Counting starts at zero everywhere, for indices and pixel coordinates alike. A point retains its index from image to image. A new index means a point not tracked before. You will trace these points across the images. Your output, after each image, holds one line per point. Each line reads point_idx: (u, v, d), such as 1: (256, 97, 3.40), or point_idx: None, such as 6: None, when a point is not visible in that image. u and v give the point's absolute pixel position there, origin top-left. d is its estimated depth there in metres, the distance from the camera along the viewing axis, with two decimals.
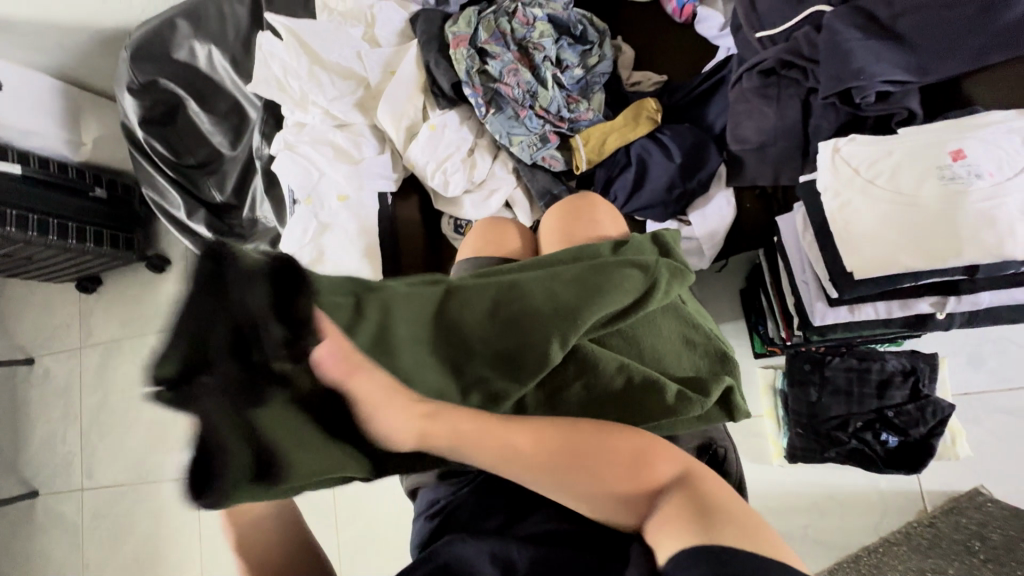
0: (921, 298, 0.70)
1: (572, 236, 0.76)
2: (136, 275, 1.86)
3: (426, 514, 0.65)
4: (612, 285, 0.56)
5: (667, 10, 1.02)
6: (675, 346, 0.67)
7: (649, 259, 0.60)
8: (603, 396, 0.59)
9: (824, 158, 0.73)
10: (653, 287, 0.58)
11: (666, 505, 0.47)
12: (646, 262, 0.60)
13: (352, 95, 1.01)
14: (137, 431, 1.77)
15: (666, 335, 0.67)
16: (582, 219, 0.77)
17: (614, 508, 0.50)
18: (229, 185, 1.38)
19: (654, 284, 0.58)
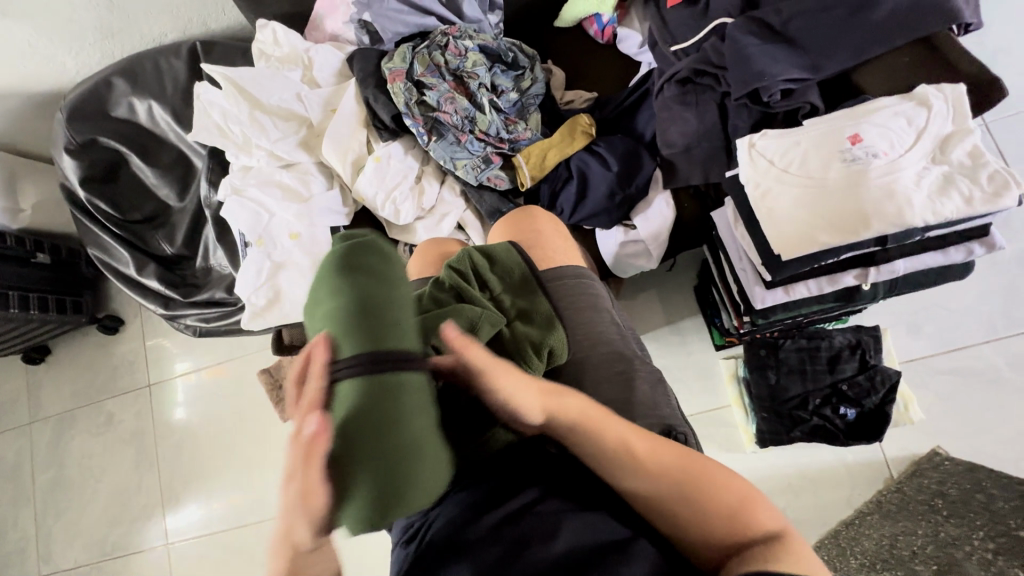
0: (846, 272, 0.76)
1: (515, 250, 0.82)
2: (87, 339, 1.78)
3: (402, 542, 0.60)
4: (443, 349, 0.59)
5: (590, 32, 1.10)
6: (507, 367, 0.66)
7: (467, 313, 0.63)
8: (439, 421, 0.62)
9: (742, 153, 0.79)
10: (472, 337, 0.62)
11: (759, 552, 0.48)
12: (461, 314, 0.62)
13: (295, 135, 1.03)
14: (98, 505, 1.67)
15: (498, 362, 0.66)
16: (527, 232, 0.83)
17: (697, 531, 0.52)
18: (179, 237, 1.36)
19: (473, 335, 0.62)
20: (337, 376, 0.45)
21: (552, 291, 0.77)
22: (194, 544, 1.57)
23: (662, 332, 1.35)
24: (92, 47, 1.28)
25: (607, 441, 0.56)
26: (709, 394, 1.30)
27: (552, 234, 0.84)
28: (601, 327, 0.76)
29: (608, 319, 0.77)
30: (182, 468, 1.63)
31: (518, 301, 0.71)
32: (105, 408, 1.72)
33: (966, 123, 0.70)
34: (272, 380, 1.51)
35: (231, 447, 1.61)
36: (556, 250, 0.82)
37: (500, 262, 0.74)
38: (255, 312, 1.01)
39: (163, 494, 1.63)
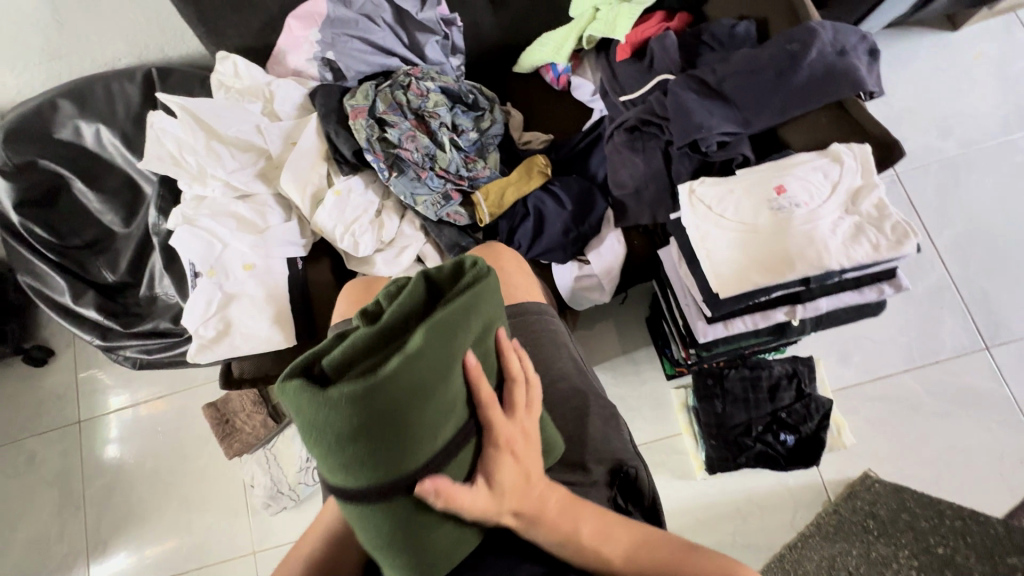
0: (776, 308, 0.83)
1: None
2: (9, 371, 1.64)
3: None
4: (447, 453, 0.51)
5: (547, 79, 1.17)
6: None
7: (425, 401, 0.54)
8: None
9: (684, 198, 0.86)
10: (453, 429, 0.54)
11: None
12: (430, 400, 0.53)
13: (253, 166, 1.02)
14: (11, 557, 1.51)
15: None
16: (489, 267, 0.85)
17: None
18: (122, 264, 1.30)
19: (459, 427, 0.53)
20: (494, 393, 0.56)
21: (514, 326, 0.78)
22: None
23: (616, 362, 1.40)
24: (38, 68, 1.24)
25: (564, 520, 0.59)
26: (661, 422, 1.34)
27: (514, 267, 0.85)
28: (562, 360, 0.76)
29: (568, 354, 0.77)
30: (114, 510, 1.51)
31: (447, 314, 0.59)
32: (26, 447, 1.58)
33: (872, 179, 0.79)
34: (219, 415, 1.45)
35: (168, 488, 1.50)
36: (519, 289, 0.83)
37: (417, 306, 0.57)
38: (202, 345, 0.98)
39: (89, 540, 1.50)
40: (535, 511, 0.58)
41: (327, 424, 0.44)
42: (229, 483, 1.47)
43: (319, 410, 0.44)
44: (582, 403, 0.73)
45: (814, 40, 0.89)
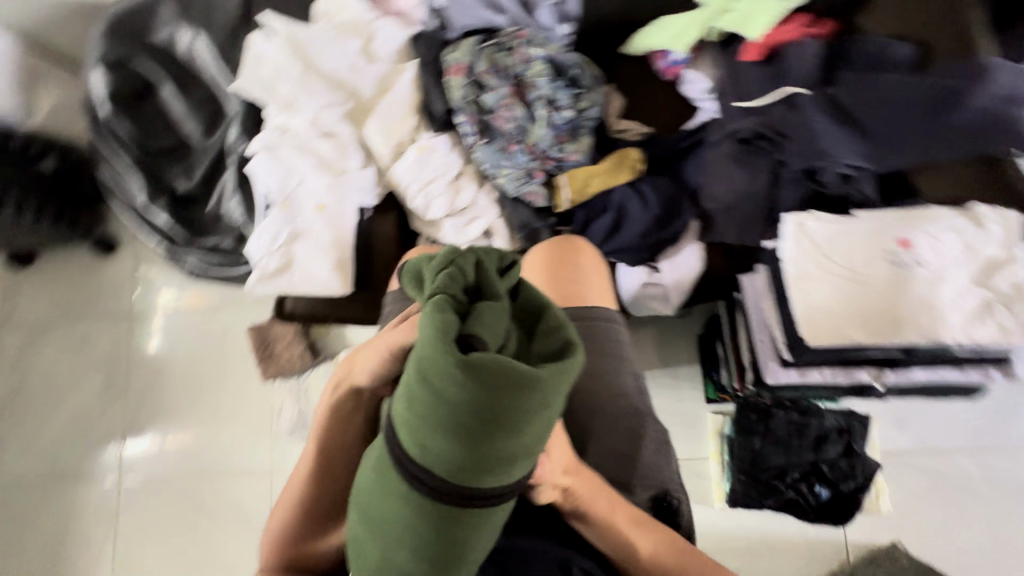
0: (863, 368, 0.76)
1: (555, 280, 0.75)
2: (77, 253, 1.72)
3: None
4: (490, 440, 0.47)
5: (657, 67, 1.09)
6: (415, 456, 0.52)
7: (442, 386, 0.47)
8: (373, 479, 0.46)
9: (787, 231, 0.78)
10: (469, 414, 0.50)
11: None
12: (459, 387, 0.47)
13: (342, 105, 0.99)
14: (55, 424, 1.63)
15: None
16: (567, 263, 0.76)
17: None
18: (197, 174, 1.31)
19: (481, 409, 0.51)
20: None
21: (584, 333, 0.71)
22: (145, 484, 1.54)
23: (657, 373, 1.35)
24: None
25: (602, 500, 0.59)
26: (690, 444, 1.30)
27: (596, 270, 0.77)
28: (622, 379, 0.70)
29: (630, 372, 0.71)
30: (150, 403, 1.59)
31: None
32: (81, 327, 1.68)
33: (1013, 252, 0.70)
34: (260, 338, 1.50)
35: (202, 396, 1.57)
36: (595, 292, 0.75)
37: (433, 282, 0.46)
38: (263, 275, 0.99)
39: (124, 424, 1.59)
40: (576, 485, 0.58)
41: (479, 442, 0.37)
42: (257, 405, 1.52)
43: (469, 423, 0.36)
44: (639, 422, 0.68)
45: (981, 83, 0.81)
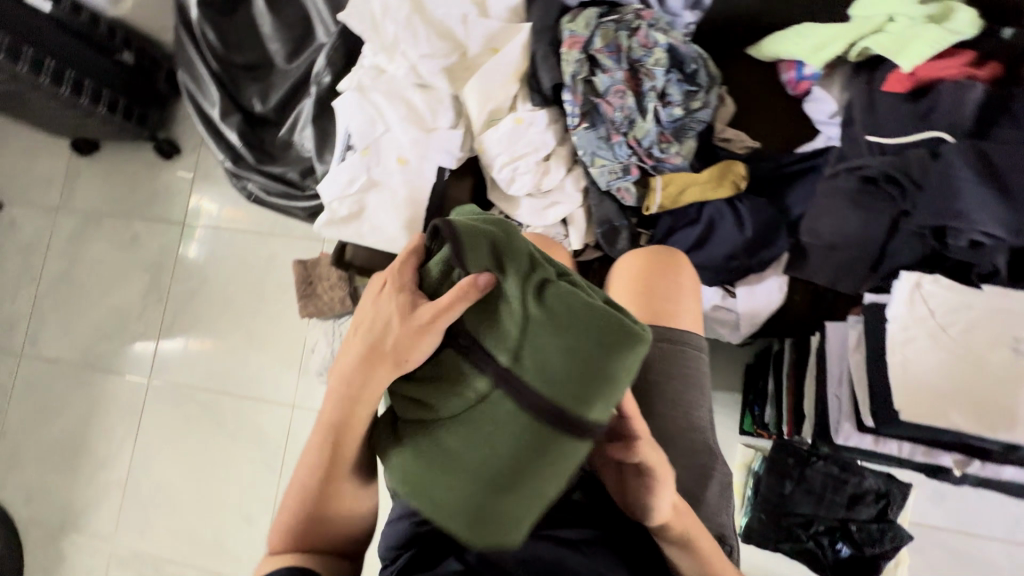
0: (946, 452, 0.72)
1: (652, 287, 0.73)
2: (139, 152, 1.72)
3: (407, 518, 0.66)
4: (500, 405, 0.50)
5: (783, 78, 1.00)
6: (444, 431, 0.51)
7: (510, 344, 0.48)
8: (479, 441, 0.47)
9: (903, 289, 0.73)
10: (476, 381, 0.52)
11: None
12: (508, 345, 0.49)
13: (443, 58, 0.94)
14: (96, 314, 1.67)
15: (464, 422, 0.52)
16: (667, 275, 0.74)
17: None
18: (273, 98, 1.28)
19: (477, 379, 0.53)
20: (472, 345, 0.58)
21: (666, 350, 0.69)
22: (172, 389, 1.59)
23: None
24: None
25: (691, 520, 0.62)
26: None
27: (692, 289, 0.74)
28: (697, 415, 0.68)
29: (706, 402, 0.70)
30: (188, 313, 1.62)
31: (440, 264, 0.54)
32: (133, 226, 1.69)
33: None
34: (305, 274, 1.48)
35: (238, 317, 1.58)
36: (688, 313, 0.72)
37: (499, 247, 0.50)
38: (331, 219, 0.96)
39: (161, 329, 1.63)
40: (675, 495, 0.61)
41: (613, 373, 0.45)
42: (291, 337, 1.54)
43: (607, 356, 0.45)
44: (710, 462, 0.67)
45: None
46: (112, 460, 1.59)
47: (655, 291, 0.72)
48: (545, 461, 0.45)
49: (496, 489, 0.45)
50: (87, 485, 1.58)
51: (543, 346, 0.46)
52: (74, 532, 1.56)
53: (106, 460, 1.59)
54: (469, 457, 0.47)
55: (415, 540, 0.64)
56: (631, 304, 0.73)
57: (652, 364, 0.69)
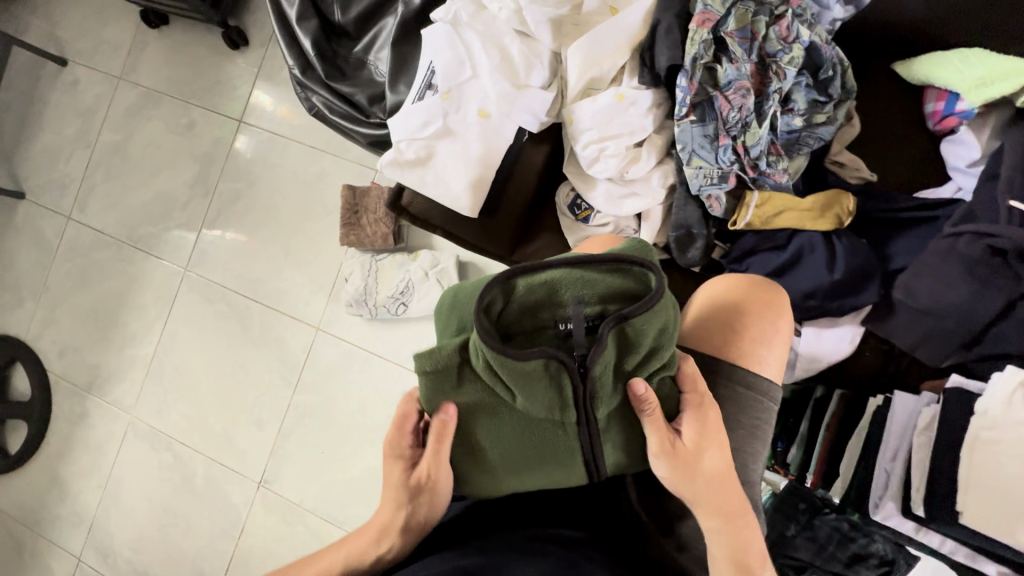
0: (991, 561, 0.72)
1: (745, 323, 0.71)
2: (207, 34, 1.65)
3: None
4: (556, 441, 0.59)
5: (927, 109, 0.88)
6: (503, 428, 0.59)
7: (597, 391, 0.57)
8: (541, 444, 0.59)
9: (1002, 388, 0.69)
10: (554, 409, 0.56)
11: None
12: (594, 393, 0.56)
13: (554, 8, 0.83)
14: (144, 193, 1.68)
15: (521, 431, 0.58)
16: (765, 318, 0.72)
17: None
18: (355, 9, 1.18)
19: (552, 406, 0.56)
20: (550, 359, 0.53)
21: (741, 399, 0.69)
22: (205, 284, 1.61)
23: None
24: None
25: (729, 502, 0.60)
26: None
27: (785, 340, 0.72)
28: (751, 469, 0.69)
29: (757, 456, 0.69)
30: (231, 214, 1.61)
31: (599, 279, 0.55)
32: (191, 113, 1.65)
33: None
34: (351, 202, 1.42)
35: (278, 228, 1.57)
36: (772, 363, 0.71)
37: (655, 322, 0.54)
38: (395, 161, 0.88)
39: (202, 223, 1.63)
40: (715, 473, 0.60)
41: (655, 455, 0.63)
42: (328, 261, 1.52)
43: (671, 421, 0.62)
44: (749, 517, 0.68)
45: None
46: (140, 337, 1.65)
47: (748, 332, 0.71)
48: (572, 473, 0.61)
49: (529, 467, 0.60)
50: (116, 355, 1.66)
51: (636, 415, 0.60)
52: (99, 395, 1.65)
53: (135, 336, 1.65)
54: (525, 446, 0.59)
55: None
56: (715, 337, 0.71)
57: (725, 406, 0.69)
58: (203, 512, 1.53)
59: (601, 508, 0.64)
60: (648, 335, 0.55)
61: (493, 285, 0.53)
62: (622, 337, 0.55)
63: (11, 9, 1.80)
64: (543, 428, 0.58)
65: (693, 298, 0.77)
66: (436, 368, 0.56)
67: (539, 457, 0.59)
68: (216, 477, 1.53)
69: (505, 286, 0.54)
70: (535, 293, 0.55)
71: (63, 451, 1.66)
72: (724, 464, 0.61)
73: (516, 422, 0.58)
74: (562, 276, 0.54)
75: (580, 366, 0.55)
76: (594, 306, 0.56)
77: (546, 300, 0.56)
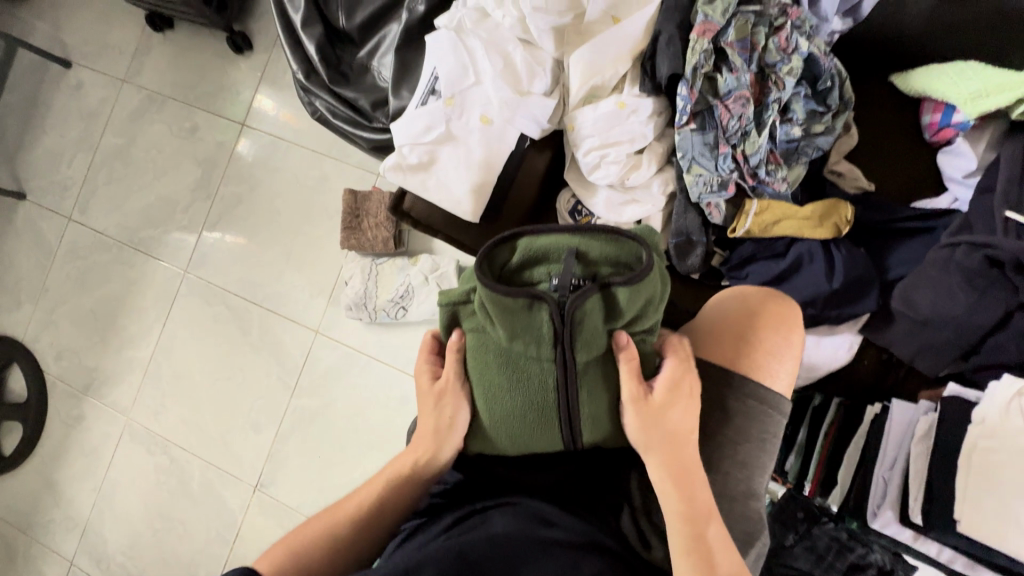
0: (989, 569, 0.72)
1: (756, 334, 0.72)
2: (211, 39, 1.67)
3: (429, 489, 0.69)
4: (542, 399, 0.59)
5: (924, 121, 0.89)
6: (493, 379, 0.60)
7: (584, 349, 0.58)
8: (521, 394, 0.59)
9: (999, 398, 0.69)
10: (541, 359, 0.58)
11: None
12: (580, 349, 0.57)
13: (557, 17, 0.84)
14: (146, 196, 1.68)
15: (509, 385, 0.59)
16: (778, 331, 0.73)
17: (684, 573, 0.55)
18: (359, 15, 1.19)
19: (540, 357, 0.58)
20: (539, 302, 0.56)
21: (749, 411, 0.70)
22: (205, 286, 1.61)
23: None
24: None
25: (691, 460, 0.60)
26: None
27: (796, 354, 0.73)
28: (757, 481, 0.70)
29: (764, 467, 0.71)
30: (232, 217, 1.61)
31: (595, 247, 0.59)
32: (194, 116, 1.66)
33: None
34: (353, 205, 1.43)
35: (279, 232, 1.57)
36: (782, 376, 0.72)
37: (642, 285, 0.57)
38: (398, 165, 0.89)
39: (203, 225, 1.63)
40: (682, 428, 0.61)
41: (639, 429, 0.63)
42: (328, 264, 1.52)
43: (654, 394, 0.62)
44: (753, 529, 0.68)
45: None
46: (139, 339, 1.64)
47: (760, 345, 0.72)
48: (551, 433, 0.60)
49: (515, 424, 0.60)
50: (113, 356, 1.65)
51: (611, 369, 0.61)
52: (95, 397, 1.65)
53: (133, 338, 1.65)
54: (506, 396, 0.60)
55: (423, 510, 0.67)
56: (727, 347, 0.73)
57: (734, 418, 0.70)
58: (198, 516, 1.51)
59: (603, 502, 0.64)
60: (634, 298, 0.57)
61: (499, 240, 0.59)
62: (609, 296, 0.58)
63: (16, 12, 1.81)
64: (529, 383, 0.59)
65: (704, 309, 0.78)
66: (449, 303, 0.63)
67: (526, 415, 0.60)
68: (213, 480, 1.52)
69: (513, 243, 0.60)
70: (533, 252, 0.59)
71: (58, 453, 1.65)
72: (691, 424, 0.62)
73: (506, 376, 0.60)
74: (563, 239, 0.59)
75: (559, 307, 0.56)
76: (587, 267, 0.59)
77: (545, 260, 0.59)
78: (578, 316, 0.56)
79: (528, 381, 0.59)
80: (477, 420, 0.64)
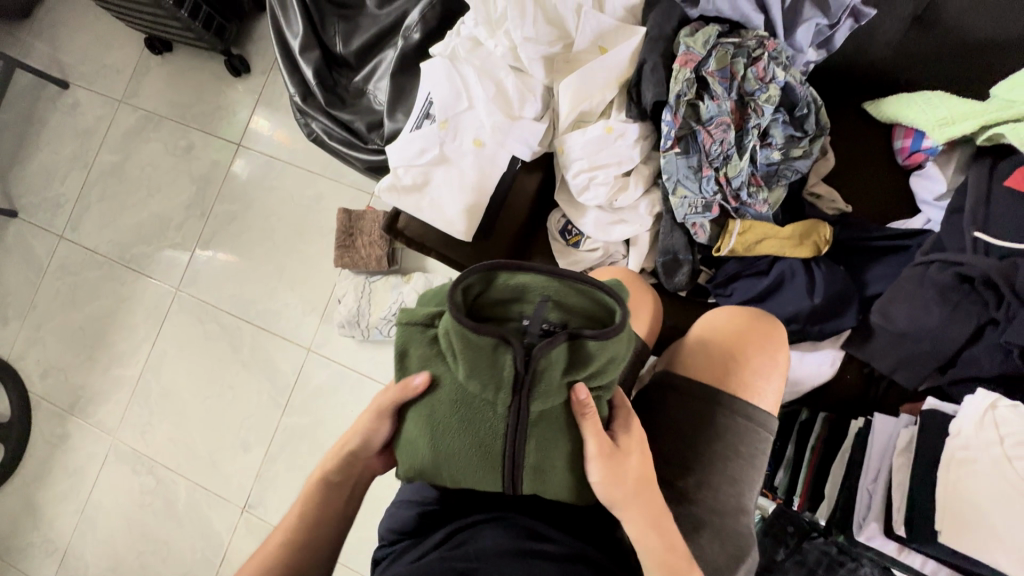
0: None
1: (745, 355, 0.75)
2: (209, 60, 1.70)
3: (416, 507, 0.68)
4: (489, 444, 0.55)
5: (896, 146, 0.93)
6: (445, 417, 0.56)
7: (539, 397, 0.55)
8: (470, 437, 0.55)
9: (974, 409, 0.73)
10: (494, 402, 0.55)
11: None
12: (535, 397, 0.55)
13: (547, 46, 0.88)
14: (139, 213, 1.69)
15: (459, 426, 0.56)
16: (764, 351, 0.76)
17: None
18: (356, 41, 1.23)
19: (491, 398, 0.55)
20: (503, 345, 0.53)
21: (739, 430, 0.72)
22: (197, 304, 1.61)
23: None
24: None
25: (656, 506, 0.61)
26: None
27: (782, 372, 0.76)
28: (747, 498, 0.71)
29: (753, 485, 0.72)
30: (226, 234, 1.62)
31: (572, 296, 0.57)
32: (190, 136, 1.69)
33: None
34: (347, 223, 1.45)
35: (272, 250, 1.58)
36: (769, 394, 0.75)
37: (609, 347, 0.55)
38: (393, 186, 0.91)
39: (196, 242, 1.64)
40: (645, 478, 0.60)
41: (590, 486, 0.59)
42: (322, 281, 1.53)
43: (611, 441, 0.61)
44: (745, 545, 0.70)
45: None
46: (128, 357, 1.63)
47: (748, 363, 0.75)
48: (491, 475, 0.56)
49: (457, 466, 0.56)
50: (101, 375, 1.63)
51: (569, 423, 0.57)
52: (81, 417, 1.62)
53: (122, 355, 1.63)
54: (453, 435, 0.56)
55: (417, 532, 0.67)
56: (717, 367, 0.75)
57: (725, 436, 0.71)
58: (184, 538, 1.48)
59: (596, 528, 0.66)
60: (598, 358, 0.55)
61: (478, 270, 0.56)
62: (574, 348, 0.55)
63: (15, 33, 1.84)
64: (478, 426, 0.55)
65: (692, 332, 0.81)
66: (409, 323, 0.57)
67: (467, 456, 0.56)
68: (199, 502, 1.49)
69: (490, 276, 0.57)
70: (510, 289, 0.57)
71: (40, 475, 1.62)
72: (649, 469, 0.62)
73: (456, 414, 0.56)
74: (540, 282, 0.57)
75: (525, 352, 0.54)
76: (559, 313, 0.58)
77: (520, 298, 0.58)
78: (540, 364, 0.54)
79: (480, 425, 0.55)
80: (416, 456, 0.58)
